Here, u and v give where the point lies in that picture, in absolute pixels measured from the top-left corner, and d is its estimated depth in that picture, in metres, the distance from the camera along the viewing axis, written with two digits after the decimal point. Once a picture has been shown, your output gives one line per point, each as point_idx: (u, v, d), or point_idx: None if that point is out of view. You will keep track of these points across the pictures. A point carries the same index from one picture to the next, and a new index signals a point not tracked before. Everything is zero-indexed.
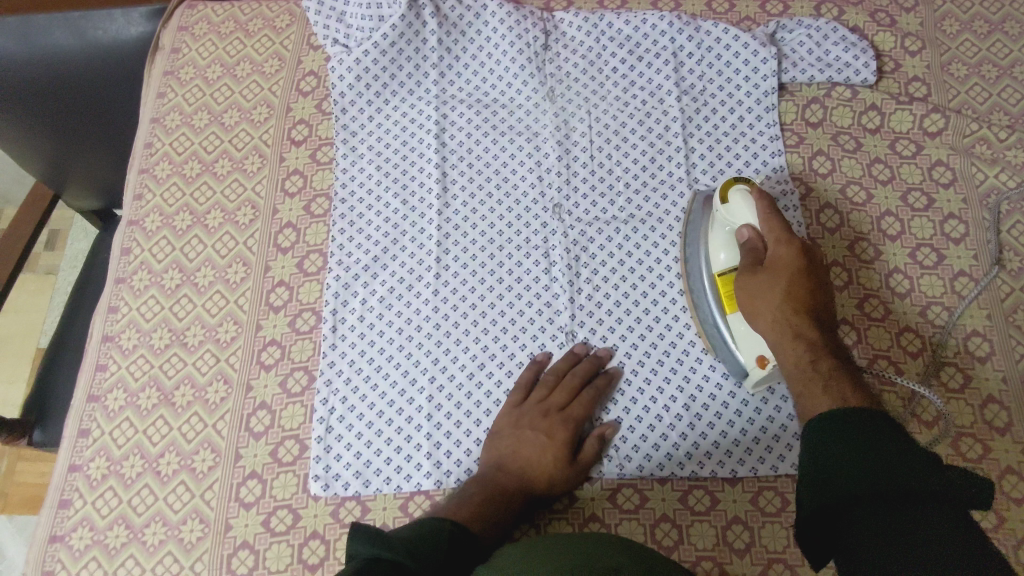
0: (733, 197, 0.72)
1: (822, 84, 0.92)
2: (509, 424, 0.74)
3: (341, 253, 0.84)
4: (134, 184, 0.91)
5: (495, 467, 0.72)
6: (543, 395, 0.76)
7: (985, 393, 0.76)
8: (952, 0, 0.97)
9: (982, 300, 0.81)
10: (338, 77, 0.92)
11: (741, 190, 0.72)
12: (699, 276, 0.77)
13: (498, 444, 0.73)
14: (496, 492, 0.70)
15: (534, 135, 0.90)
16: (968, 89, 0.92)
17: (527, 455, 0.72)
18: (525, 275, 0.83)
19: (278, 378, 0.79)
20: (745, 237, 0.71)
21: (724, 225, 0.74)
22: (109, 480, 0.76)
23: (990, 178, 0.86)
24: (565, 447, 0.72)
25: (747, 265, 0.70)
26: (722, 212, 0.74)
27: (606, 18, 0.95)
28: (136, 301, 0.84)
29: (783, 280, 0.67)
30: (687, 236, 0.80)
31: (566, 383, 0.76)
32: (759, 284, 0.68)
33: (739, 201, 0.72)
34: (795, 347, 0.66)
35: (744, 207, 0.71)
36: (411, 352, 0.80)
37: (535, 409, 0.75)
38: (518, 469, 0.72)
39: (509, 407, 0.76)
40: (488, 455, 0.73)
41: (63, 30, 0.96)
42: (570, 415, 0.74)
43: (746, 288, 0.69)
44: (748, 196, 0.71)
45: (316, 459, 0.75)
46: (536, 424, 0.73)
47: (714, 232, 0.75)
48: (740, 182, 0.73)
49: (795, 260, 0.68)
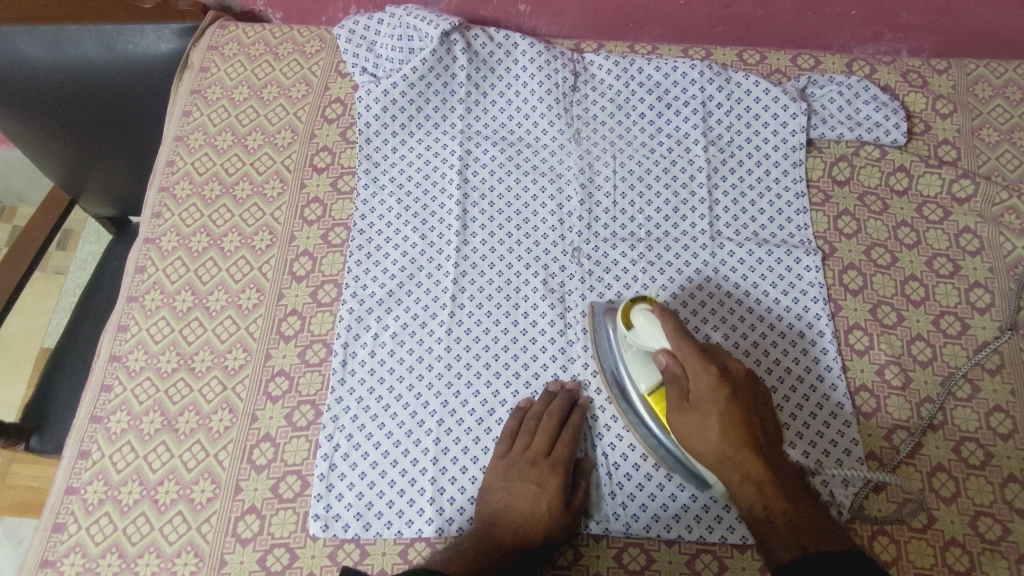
0: (637, 322, 0.69)
1: (851, 142, 0.91)
2: (499, 476, 0.73)
3: (356, 284, 0.83)
4: (153, 202, 0.91)
5: (490, 521, 0.71)
6: (528, 442, 0.74)
7: (1006, 471, 0.74)
8: (985, 64, 0.95)
9: (1005, 374, 0.79)
10: (365, 105, 0.91)
11: (643, 310, 0.69)
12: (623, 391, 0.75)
13: (490, 496, 0.72)
14: (492, 548, 0.69)
15: (558, 176, 0.89)
16: (998, 155, 0.91)
17: (519, 507, 0.71)
18: (540, 319, 0.82)
19: (284, 411, 0.78)
20: (662, 364, 0.69)
21: (637, 348, 0.71)
22: (106, 506, 0.74)
23: (1018, 249, 0.85)
24: (556, 495, 0.71)
25: (674, 403, 0.69)
26: (630, 336, 0.70)
27: (636, 62, 0.94)
28: (146, 321, 0.83)
29: (714, 414, 0.67)
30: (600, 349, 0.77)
31: (545, 425, 0.75)
32: (691, 425, 0.68)
33: (644, 324, 0.69)
34: (743, 487, 0.66)
35: (653, 328, 0.68)
36: (420, 392, 0.78)
37: (522, 458, 0.73)
38: (513, 523, 0.70)
39: (497, 458, 0.74)
40: (482, 507, 0.72)
41: (92, 40, 0.96)
42: (556, 461, 0.73)
43: (684, 430, 0.68)
44: (654, 318, 0.69)
45: (317, 497, 0.73)
46: (526, 475, 0.72)
47: (631, 358, 0.72)
48: (641, 302, 0.71)
49: (721, 406, 0.67)
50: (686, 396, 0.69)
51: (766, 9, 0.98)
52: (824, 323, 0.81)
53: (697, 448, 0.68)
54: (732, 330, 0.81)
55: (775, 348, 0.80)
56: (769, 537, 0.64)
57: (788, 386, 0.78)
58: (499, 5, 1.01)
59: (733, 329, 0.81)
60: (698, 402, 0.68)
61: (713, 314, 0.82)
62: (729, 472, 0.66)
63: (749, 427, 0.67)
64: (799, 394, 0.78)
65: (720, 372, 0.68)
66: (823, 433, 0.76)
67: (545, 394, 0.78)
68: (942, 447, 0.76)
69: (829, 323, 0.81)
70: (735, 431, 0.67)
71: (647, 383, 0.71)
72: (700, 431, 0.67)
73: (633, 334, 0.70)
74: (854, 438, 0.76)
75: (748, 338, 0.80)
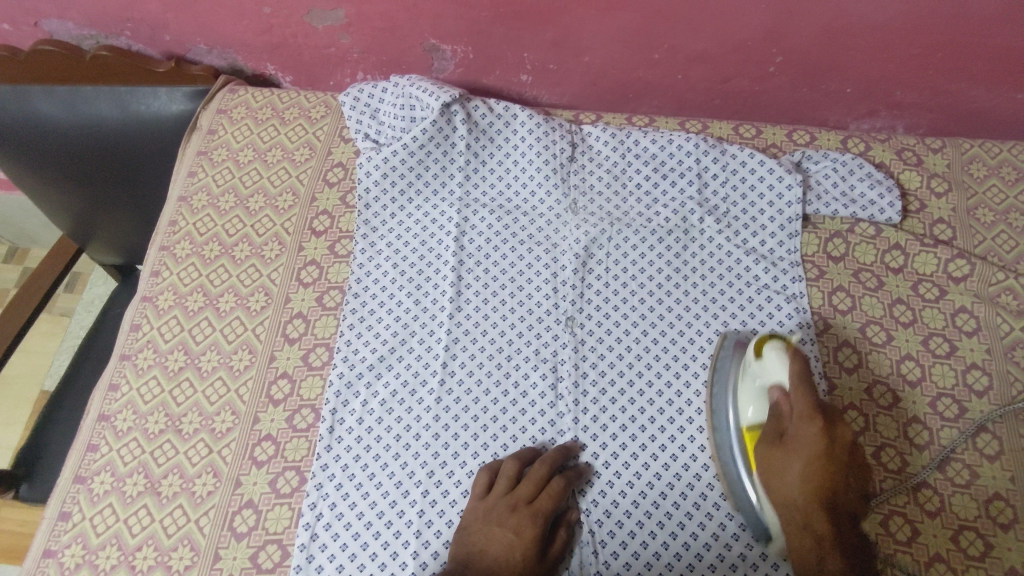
0: (768, 353, 0.70)
1: (846, 219, 0.91)
2: (477, 519, 0.71)
3: (347, 348, 0.83)
4: (153, 261, 0.92)
5: (462, 565, 0.68)
6: (509, 488, 0.73)
7: (1006, 563, 0.72)
8: (979, 144, 0.97)
9: (1005, 460, 0.77)
10: (365, 172, 0.93)
11: (776, 346, 0.70)
12: (726, 424, 0.75)
13: (466, 539, 0.70)
14: None
15: (554, 246, 0.90)
16: (994, 236, 0.91)
17: (493, 553, 0.68)
18: (531, 388, 0.81)
19: (269, 476, 0.77)
20: (774, 399, 0.69)
21: (756, 380, 0.72)
22: (82, 571, 0.73)
23: (1015, 330, 0.84)
24: (533, 544, 0.69)
25: (772, 433, 0.69)
26: (757, 367, 0.72)
27: (632, 135, 0.96)
28: (137, 380, 0.83)
29: (803, 457, 0.65)
30: (719, 379, 0.78)
31: (532, 474, 0.74)
32: (777, 463, 0.67)
33: (773, 358, 0.70)
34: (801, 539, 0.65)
35: (779, 366, 0.69)
36: (406, 462, 0.77)
37: (503, 503, 0.71)
38: (485, 567, 0.67)
39: (476, 502, 0.73)
40: (457, 551, 0.70)
41: (107, 101, 1.04)
42: (538, 511, 0.71)
43: (769, 464, 0.68)
44: (784, 355, 0.69)
45: (296, 568, 0.72)
46: (504, 519, 0.70)
47: (745, 384, 0.73)
48: (778, 338, 0.71)
49: (817, 447, 0.65)
50: (782, 435, 0.69)
51: (762, 85, 1.00)
52: None
53: (772, 483, 0.67)
54: None
55: None
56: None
57: None
58: (502, 75, 1.04)
59: None
60: (793, 441, 0.67)
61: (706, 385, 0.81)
62: (789, 514, 0.66)
63: (833, 488, 0.65)
64: None
65: (830, 426, 0.66)
66: None
67: (527, 451, 0.77)
68: (940, 536, 0.73)
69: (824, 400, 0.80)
70: (820, 481, 0.65)
71: (750, 421, 0.72)
72: (784, 465, 0.67)
73: (760, 365, 0.71)
74: None
75: None
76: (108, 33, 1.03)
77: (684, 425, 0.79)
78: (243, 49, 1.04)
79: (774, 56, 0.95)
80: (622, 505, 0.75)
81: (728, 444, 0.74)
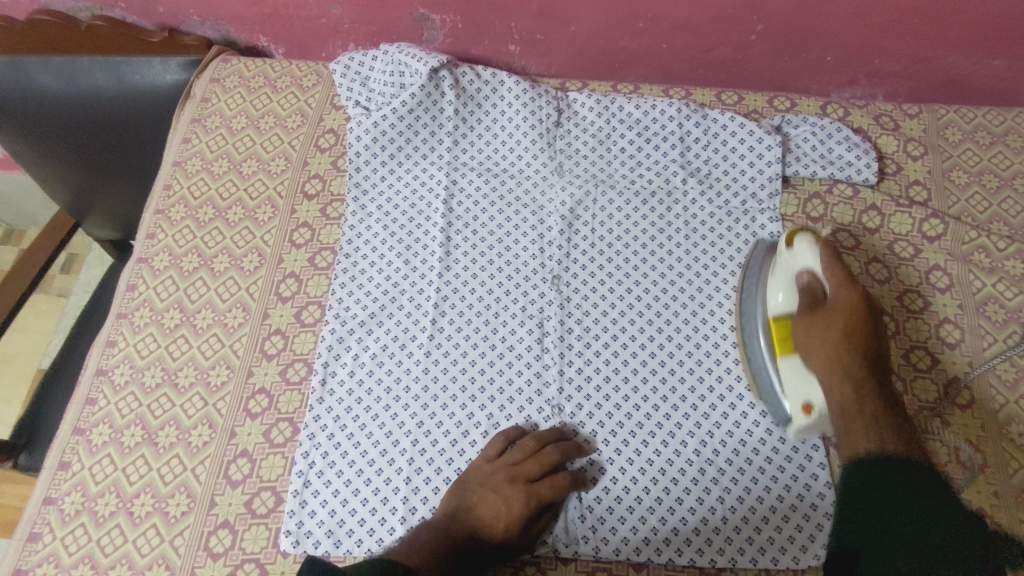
0: (798, 243, 0.73)
1: (825, 180, 0.94)
2: (476, 480, 0.73)
3: (339, 306, 0.85)
4: (148, 224, 0.94)
5: (450, 515, 0.71)
6: (518, 459, 0.74)
7: (976, 505, 0.75)
8: (954, 110, 0.99)
9: (974, 409, 0.80)
10: (356, 136, 0.95)
11: (805, 237, 0.73)
12: (754, 320, 0.79)
13: (462, 492, 0.72)
14: (445, 544, 0.68)
15: (540, 208, 0.92)
16: (968, 197, 0.93)
17: (480, 516, 0.71)
18: (518, 344, 0.84)
19: (263, 427, 0.79)
20: (803, 281, 0.72)
21: (787, 269, 0.75)
22: (82, 517, 0.75)
23: (987, 286, 0.87)
24: (517, 523, 0.70)
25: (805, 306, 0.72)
26: (787, 255, 0.75)
27: (617, 101, 0.98)
28: (134, 337, 0.86)
29: (839, 325, 0.70)
30: (745, 287, 0.82)
31: (542, 455, 0.75)
32: (809, 341, 0.71)
33: (802, 248, 0.73)
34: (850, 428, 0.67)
35: (810, 253, 0.72)
36: (397, 413, 0.80)
37: (505, 471, 0.73)
38: (468, 527, 0.70)
39: (483, 462, 0.75)
40: (449, 501, 0.72)
41: (102, 71, 1.06)
42: (534, 491, 0.72)
43: (805, 330, 0.72)
44: (813, 242, 0.72)
45: (290, 514, 0.74)
46: (500, 487, 0.72)
47: (774, 276, 0.76)
48: (805, 230, 0.74)
49: (854, 305, 0.70)
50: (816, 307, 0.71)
51: (745, 53, 1.03)
52: None
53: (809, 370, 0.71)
54: (705, 339, 0.84)
55: None
56: (853, 434, 0.66)
57: None
58: (490, 45, 1.06)
59: None
60: (831, 305, 0.71)
61: (687, 339, 0.84)
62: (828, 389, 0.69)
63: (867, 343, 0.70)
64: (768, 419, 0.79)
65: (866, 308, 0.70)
66: None
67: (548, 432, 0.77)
68: None
69: None
70: (852, 338, 0.70)
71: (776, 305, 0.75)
72: (822, 339, 0.70)
73: (789, 254, 0.74)
74: (815, 444, 0.78)
75: None
76: (102, 5, 1.05)
77: (666, 377, 0.82)
78: (236, 20, 1.06)
79: (755, 24, 0.97)
80: (606, 452, 0.78)
81: (756, 334, 0.78)
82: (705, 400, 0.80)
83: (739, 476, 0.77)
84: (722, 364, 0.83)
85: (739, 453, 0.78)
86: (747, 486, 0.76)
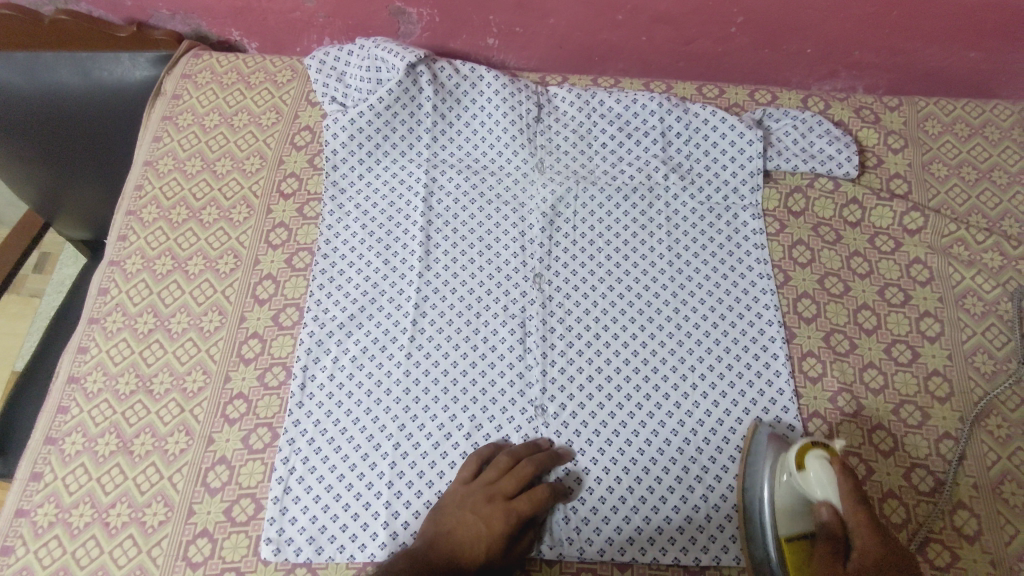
0: (811, 462, 0.66)
1: (806, 173, 0.93)
2: (453, 504, 0.71)
3: (317, 308, 0.84)
4: (119, 226, 0.92)
5: (427, 541, 0.68)
6: (494, 478, 0.72)
7: (956, 498, 0.75)
8: (934, 102, 0.99)
9: (954, 402, 0.80)
10: (332, 133, 0.93)
11: (819, 455, 0.66)
12: (758, 510, 0.71)
13: (440, 517, 0.70)
14: (423, 567, 0.65)
15: (520, 205, 0.91)
16: (947, 190, 0.94)
17: (459, 538, 0.68)
18: (500, 344, 0.83)
19: (241, 433, 0.78)
20: (820, 515, 0.65)
21: (796, 487, 0.68)
22: (56, 529, 0.73)
23: (966, 279, 0.87)
24: (499, 542, 0.68)
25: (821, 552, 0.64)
26: (797, 477, 0.67)
27: (597, 95, 0.97)
28: (107, 343, 0.84)
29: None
30: (753, 456, 0.75)
31: (518, 470, 0.73)
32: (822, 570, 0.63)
33: (817, 470, 0.66)
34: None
35: (823, 480, 0.65)
36: (378, 416, 0.78)
37: (481, 491, 0.71)
38: (448, 550, 0.67)
39: (459, 485, 0.73)
40: (428, 526, 0.70)
41: (69, 68, 1.02)
42: (513, 507, 0.70)
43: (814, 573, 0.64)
44: (829, 468, 0.65)
45: (270, 520, 0.73)
46: (478, 508, 0.70)
47: (781, 486, 0.69)
48: (819, 448, 0.68)
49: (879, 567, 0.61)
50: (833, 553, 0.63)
51: (725, 46, 1.02)
52: (778, 346, 0.83)
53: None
54: (688, 336, 0.84)
55: (740, 361, 0.82)
56: None
57: (745, 366, 0.82)
58: (468, 39, 1.04)
59: (720, 311, 0.85)
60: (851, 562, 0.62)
61: (670, 337, 0.84)
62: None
63: None
64: (751, 416, 0.79)
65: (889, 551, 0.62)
66: (756, 357, 0.82)
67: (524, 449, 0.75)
68: (893, 473, 0.76)
69: (783, 346, 0.82)
70: None
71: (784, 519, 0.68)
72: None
73: (802, 476, 0.67)
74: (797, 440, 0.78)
75: (722, 342, 0.83)
76: None
77: (649, 375, 0.81)
78: (207, 14, 1.04)
79: (735, 16, 0.97)
80: (589, 452, 0.77)
81: (761, 527, 0.70)
82: (689, 398, 0.80)
83: (722, 474, 0.77)
84: (705, 361, 0.82)
85: (723, 450, 0.78)
86: (731, 483, 0.76)
